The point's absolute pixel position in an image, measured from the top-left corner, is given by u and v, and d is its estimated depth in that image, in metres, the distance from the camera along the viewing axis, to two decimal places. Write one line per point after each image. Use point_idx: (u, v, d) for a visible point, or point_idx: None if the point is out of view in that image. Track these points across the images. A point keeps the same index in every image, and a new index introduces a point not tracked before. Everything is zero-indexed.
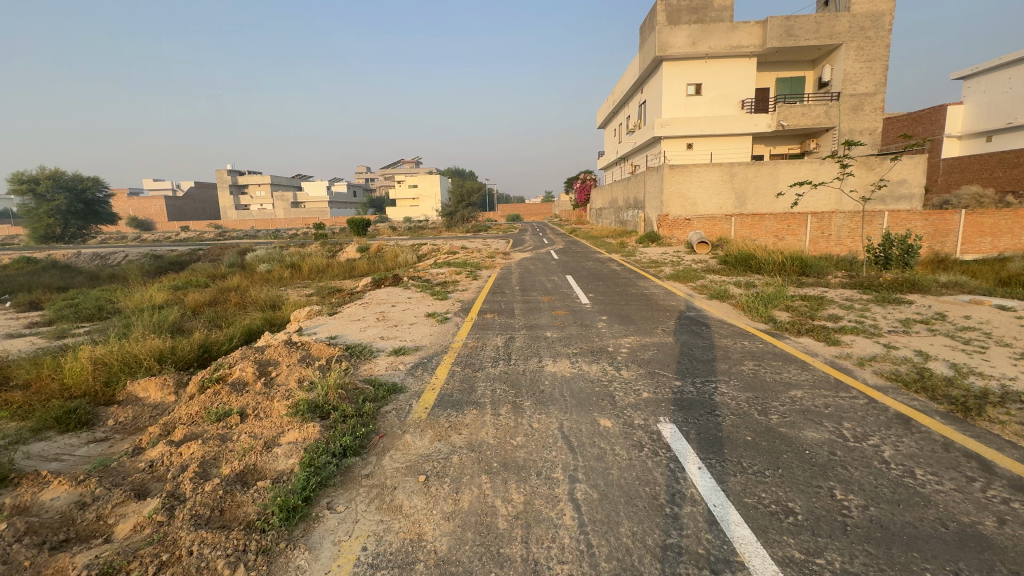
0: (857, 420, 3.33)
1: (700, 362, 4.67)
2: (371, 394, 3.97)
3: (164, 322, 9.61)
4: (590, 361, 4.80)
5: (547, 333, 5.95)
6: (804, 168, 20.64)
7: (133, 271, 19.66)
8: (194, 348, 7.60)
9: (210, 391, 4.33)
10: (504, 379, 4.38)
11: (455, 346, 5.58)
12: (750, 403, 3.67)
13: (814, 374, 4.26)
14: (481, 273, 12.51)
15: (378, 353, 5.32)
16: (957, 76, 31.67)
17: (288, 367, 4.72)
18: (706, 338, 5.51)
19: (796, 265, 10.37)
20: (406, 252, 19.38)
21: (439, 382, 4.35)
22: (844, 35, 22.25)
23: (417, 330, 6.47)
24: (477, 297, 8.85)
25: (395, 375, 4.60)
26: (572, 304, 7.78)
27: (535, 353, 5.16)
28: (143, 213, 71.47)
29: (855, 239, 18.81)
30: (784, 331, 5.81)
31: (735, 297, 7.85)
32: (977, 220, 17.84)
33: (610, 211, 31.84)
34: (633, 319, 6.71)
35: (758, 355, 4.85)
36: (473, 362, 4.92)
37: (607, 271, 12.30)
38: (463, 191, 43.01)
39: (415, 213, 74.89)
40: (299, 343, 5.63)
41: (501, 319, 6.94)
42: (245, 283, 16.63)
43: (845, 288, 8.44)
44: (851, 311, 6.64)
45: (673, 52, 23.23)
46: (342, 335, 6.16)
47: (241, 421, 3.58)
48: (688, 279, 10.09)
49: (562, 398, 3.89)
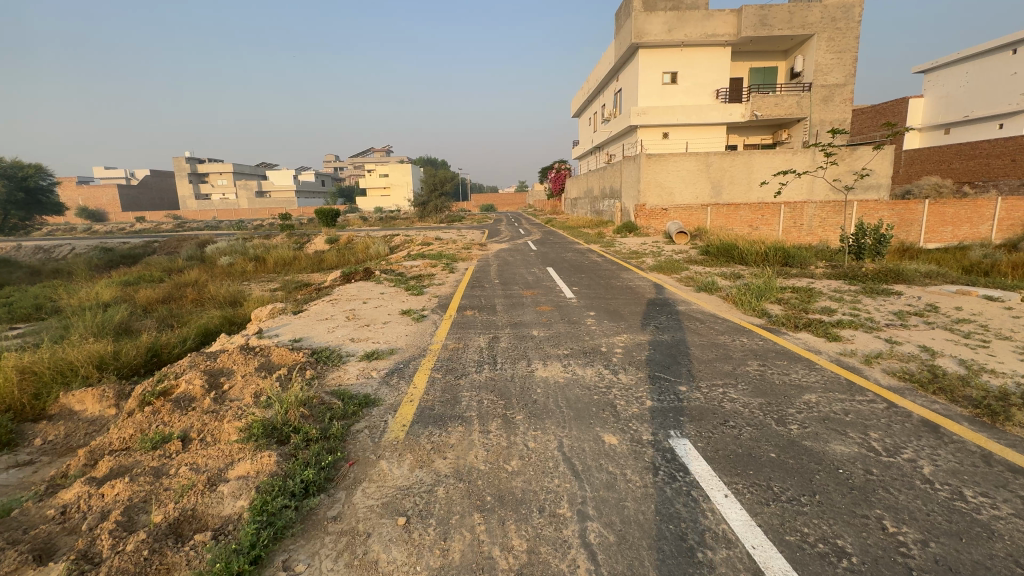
0: (883, 429, 3.04)
1: (701, 362, 4.34)
2: (339, 409, 3.44)
3: (109, 323, 8.74)
4: (584, 364, 4.41)
5: (533, 332, 5.52)
6: (779, 158, 20.75)
7: (78, 265, 18.16)
8: (141, 353, 6.85)
9: (149, 409, 3.72)
10: (491, 388, 3.91)
11: (434, 348, 5.08)
12: (765, 411, 3.33)
13: (822, 375, 3.98)
14: (457, 265, 11.97)
15: (348, 358, 4.79)
16: (918, 70, 32.66)
17: (244, 378, 4.13)
18: (702, 335, 5.19)
19: (779, 256, 10.25)
20: (378, 244, 18.58)
21: (418, 393, 3.87)
22: (816, 26, 22.44)
23: (392, 330, 5.92)
24: (455, 292, 8.34)
25: (368, 385, 4.08)
26: (557, 299, 7.39)
27: (523, 355, 4.72)
28: (94, 204, 67.33)
29: (827, 229, 19.11)
30: (781, 325, 5.54)
31: (723, 289, 7.60)
32: (939, 209, 18.36)
33: (586, 201, 31.62)
34: (623, 314, 6.36)
35: (761, 353, 4.55)
36: (455, 368, 4.43)
37: (588, 262, 11.94)
38: (436, 180, 41.94)
39: (387, 203, 72.94)
40: (259, 347, 5.01)
41: (483, 316, 6.47)
42: (204, 277, 15.59)
43: (830, 279, 8.33)
44: (843, 304, 6.46)
45: (649, 39, 22.92)
46: (308, 338, 5.56)
47: (184, 449, 3.03)
48: (671, 270, 9.85)
49: (559, 409, 3.46)
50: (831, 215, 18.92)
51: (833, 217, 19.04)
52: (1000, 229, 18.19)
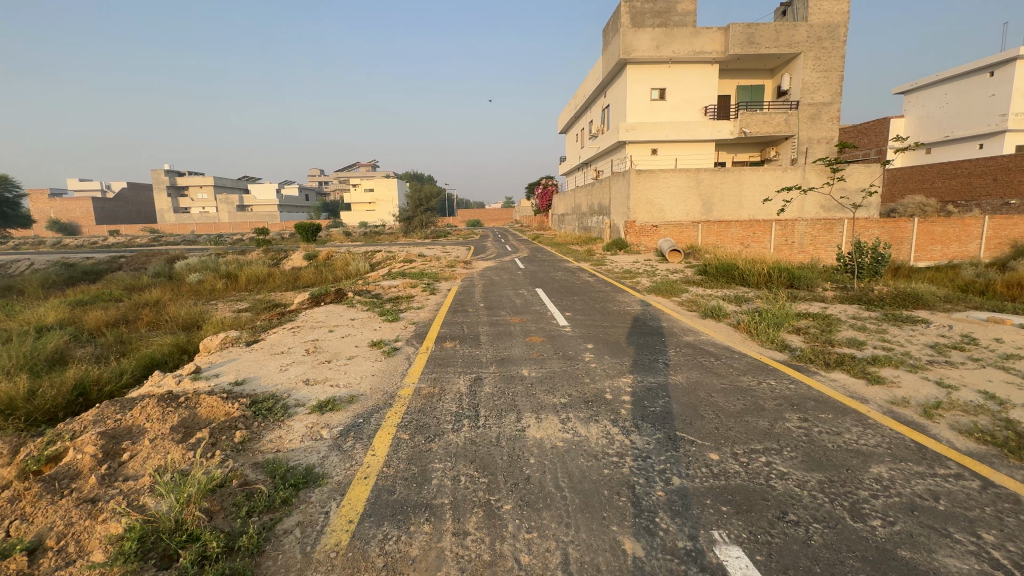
0: (996, 527, 2.27)
1: (728, 416, 3.54)
2: (263, 498, 2.55)
3: (38, 353, 7.63)
4: (586, 418, 3.58)
5: (522, 372, 4.67)
6: (769, 176, 20.45)
7: (31, 283, 16.82)
8: (61, 393, 5.81)
9: (10, 492, 2.77)
10: (470, 458, 3.04)
11: (404, 395, 4.19)
12: (830, 496, 2.55)
13: (882, 436, 3.22)
14: (439, 285, 11.12)
15: (294, 410, 3.87)
16: (898, 90, 33.15)
17: (151, 445, 3.21)
18: (722, 377, 4.40)
19: (783, 276, 9.62)
20: (358, 260, 17.63)
21: (376, 465, 2.99)
22: (802, 45, 22.47)
23: (356, 369, 4.99)
24: (435, 318, 7.47)
25: (312, 453, 3.20)
26: (549, 327, 6.58)
27: (511, 405, 3.85)
28: (67, 216, 64.93)
29: (819, 247, 18.92)
30: (809, 362, 4.80)
31: (732, 316, 6.88)
32: (928, 227, 18.12)
33: (574, 217, 31.19)
34: (625, 347, 5.56)
35: (797, 402, 3.79)
36: (425, 425, 3.55)
37: (579, 282, 11.20)
38: (421, 195, 41.18)
39: (371, 218, 71.87)
40: (184, 396, 4.04)
41: (464, 349, 5.61)
42: (167, 296, 14.48)
43: (844, 303, 7.68)
44: (870, 334, 5.79)
45: (637, 55, 22.69)
46: (253, 381, 4.62)
47: (26, 570, 2.10)
48: (670, 292, 9.19)
49: (559, 493, 2.62)
50: (822, 232, 18.75)
51: (824, 235, 18.88)
52: (988, 248, 18.10)
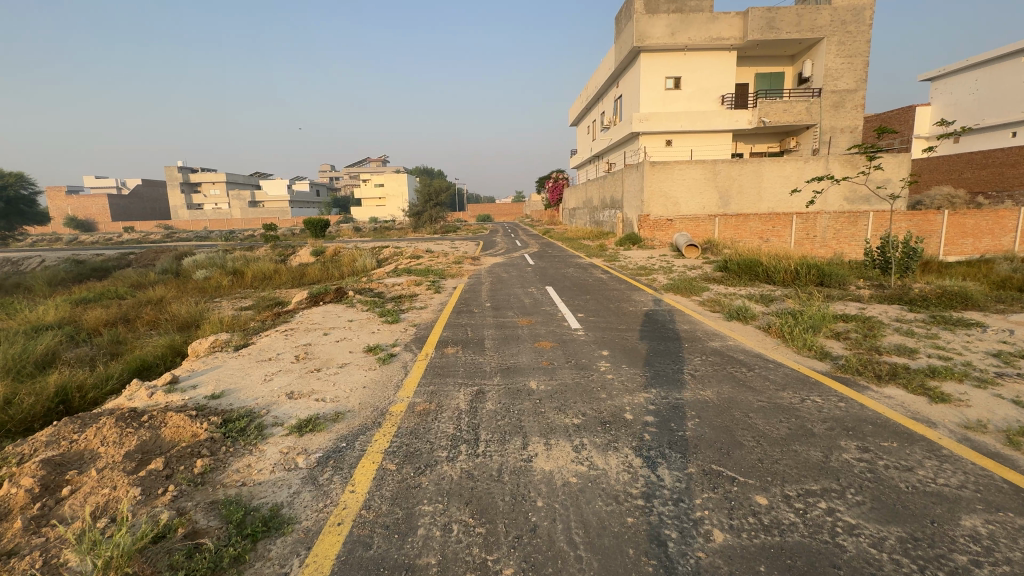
0: None
1: (772, 444, 3.00)
2: (208, 559, 2.08)
3: (27, 355, 7.33)
4: (603, 446, 3.04)
5: (530, 386, 4.14)
6: (790, 167, 19.54)
7: (39, 281, 16.77)
8: (40, 400, 5.43)
9: None
10: (466, 499, 2.54)
11: (395, 412, 3.71)
12: (917, 563, 2.00)
13: (966, 474, 2.64)
14: (445, 283, 10.68)
15: (270, 431, 3.40)
16: (925, 77, 31.79)
17: (98, 476, 2.76)
18: (759, 393, 3.84)
19: (812, 273, 8.94)
20: (364, 257, 17.22)
21: (354, 507, 2.50)
22: (825, 29, 21.45)
23: (346, 379, 4.51)
24: (438, 319, 6.99)
25: (283, 488, 2.72)
26: (560, 330, 6.06)
27: (516, 428, 3.34)
28: (84, 214, 65.77)
29: (842, 241, 18.22)
30: (856, 374, 4.22)
31: (761, 318, 6.28)
32: (959, 220, 17.16)
33: (585, 211, 30.54)
34: (645, 356, 5.00)
35: (852, 426, 3.23)
36: (416, 453, 3.05)
37: (591, 280, 10.65)
38: (431, 190, 40.79)
39: (382, 213, 71.70)
40: (148, 414, 3.59)
41: (467, 356, 5.11)
42: (171, 293, 14.25)
43: (882, 304, 7.03)
44: (919, 340, 5.18)
45: (651, 42, 21.90)
46: (232, 394, 4.17)
47: None
48: (690, 291, 8.60)
49: (573, 554, 2.11)
50: (845, 226, 18.04)
51: (848, 229, 18.18)
52: None
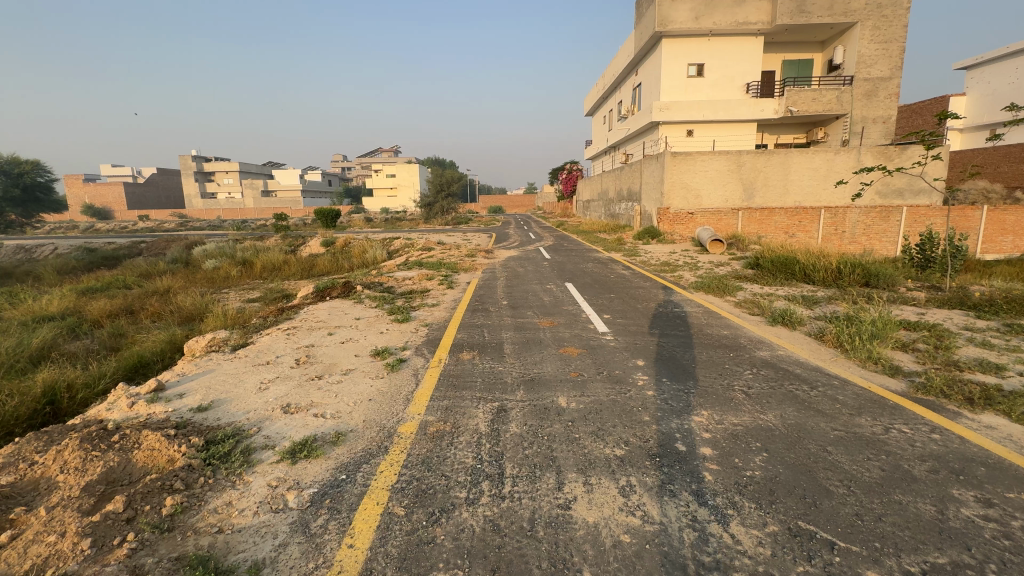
0: None
1: (867, 492, 2.43)
2: None
3: (22, 349, 6.96)
4: (655, 489, 2.49)
5: (558, 403, 3.58)
6: (820, 159, 18.50)
7: (47, 269, 16.51)
8: (26, 401, 4.97)
9: None
10: (492, 564, 2.01)
11: (404, 433, 3.19)
12: None
13: None
14: (458, 278, 10.15)
15: (260, 455, 2.92)
16: (960, 65, 30.06)
17: (47, 517, 2.28)
18: (834, 419, 3.25)
19: (857, 274, 8.20)
20: (375, 248, 16.79)
21: (352, 571, 1.99)
22: (860, 13, 20.33)
23: (351, 389, 4.02)
24: (453, 318, 6.48)
25: (269, 537, 2.22)
26: (586, 334, 5.50)
27: (548, 459, 2.80)
28: (100, 201, 66.13)
29: (872, 237, 17.40)
30: (941, 396, 3.61)
31: (810, 325, 5.64)
32: (1000, 217, 16.15)
33: (600, 204, 29.74)
34: (688, 366, 4.41)
35: (962, 469, 2.63)
36: (429, 492, 2.53)
37: (613, 276, 10.05)
38: (443, 180, 40.13)
39: (393, 204, 70.89)
40: (121, 432, 3.11)
41: (485, 364, 4.58)
42: (179, 283, 13.94)
43: (941, 309, 6.33)
44: (1003, 354, 4.50)
45: (674, 27, 20.97)
46: (222, 405, 3.69)
47: None
48: (721, 290, 7.95)
49: None
50: (877, 221, 17.23)
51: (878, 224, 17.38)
52: None
